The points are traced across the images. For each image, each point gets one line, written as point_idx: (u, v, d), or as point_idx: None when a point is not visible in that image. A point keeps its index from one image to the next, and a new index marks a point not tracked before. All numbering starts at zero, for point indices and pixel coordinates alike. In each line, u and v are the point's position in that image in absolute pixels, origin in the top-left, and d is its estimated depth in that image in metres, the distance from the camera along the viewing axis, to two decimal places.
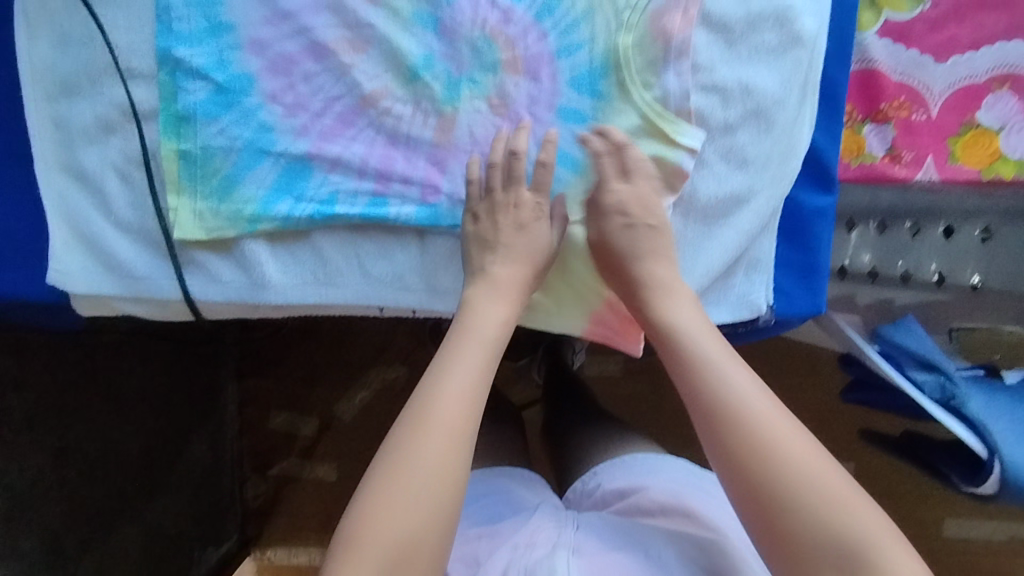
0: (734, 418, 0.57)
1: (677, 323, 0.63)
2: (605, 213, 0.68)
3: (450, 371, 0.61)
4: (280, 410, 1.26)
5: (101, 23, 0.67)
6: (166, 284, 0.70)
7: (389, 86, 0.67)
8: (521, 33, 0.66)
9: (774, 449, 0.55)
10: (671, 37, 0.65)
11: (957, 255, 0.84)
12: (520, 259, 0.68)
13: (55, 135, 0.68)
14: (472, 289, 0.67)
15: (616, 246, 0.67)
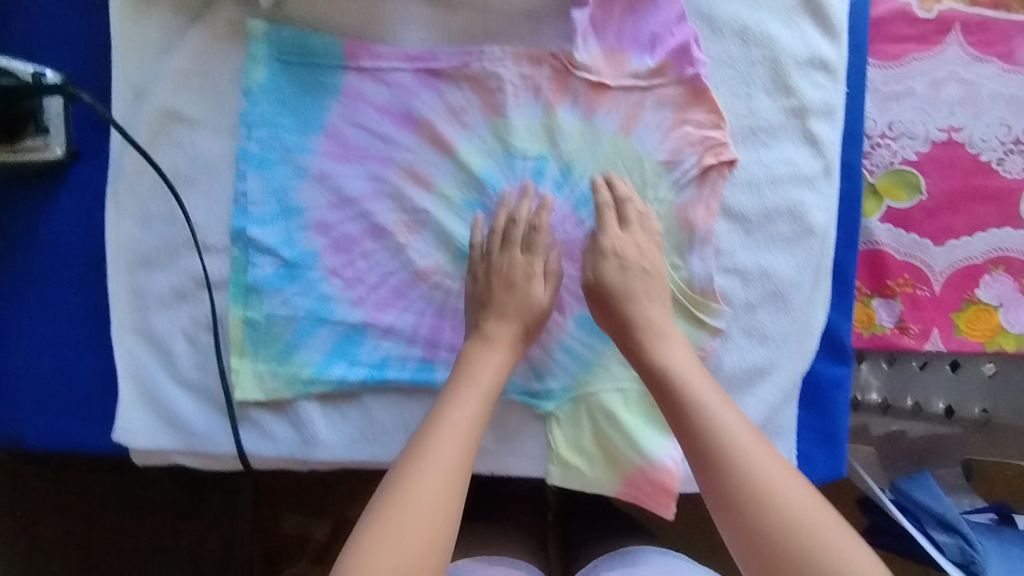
0: (716, 447, 0.57)
1: (667, 366, 0.64)
2: (599, 259, 0.70)
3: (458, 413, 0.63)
4: (292, 511, 1.08)
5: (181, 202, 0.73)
6: (221, 439, 0.74)
7: (440, 263, 0.74)
8: (560, 220, 0.74)
9: (757, 482, 0.55)
10: (695, 227, 0.72)
11: (964, 388, 0.87)
12: (510, 318, 0.70)
13: (132, 301, 0.74)
14: (471, 349, 0.69)
15: (612, 288, 0.68)
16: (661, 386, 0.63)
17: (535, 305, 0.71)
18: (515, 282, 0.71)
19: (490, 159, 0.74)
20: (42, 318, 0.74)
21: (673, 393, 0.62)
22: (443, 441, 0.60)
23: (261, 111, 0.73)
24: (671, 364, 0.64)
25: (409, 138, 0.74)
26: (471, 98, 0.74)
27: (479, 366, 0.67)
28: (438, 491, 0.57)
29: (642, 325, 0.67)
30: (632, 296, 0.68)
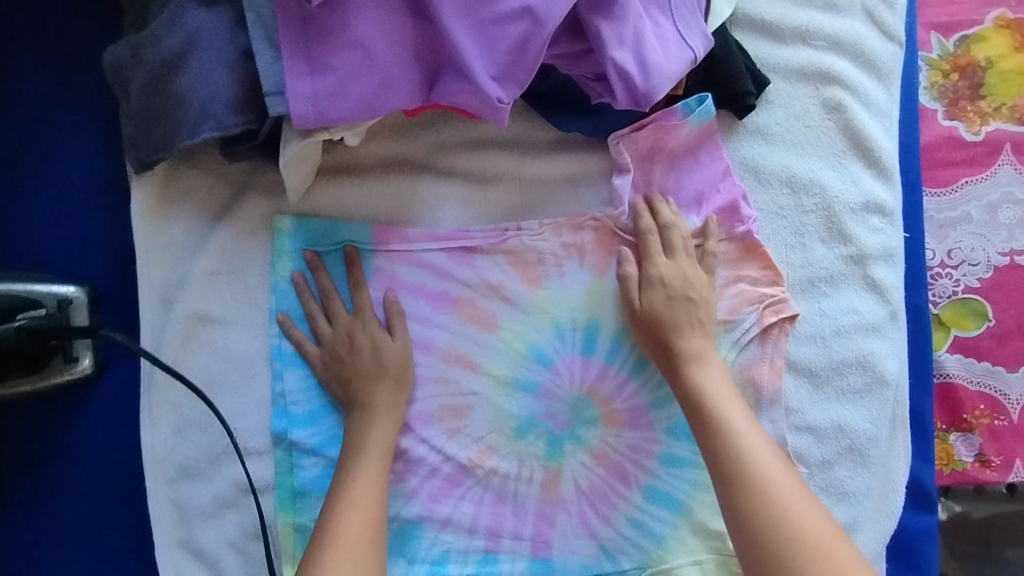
0: (749, 492, 0.60)
1: (705, 392, 0.64)
2: (643, 284, 0.68)
3: (350, 491, 0.64)
4: None
5: (218, 408, 0.70)
6: None
7: (494, 445, 0.71)
8: (617, 389, 0.70)
9: (786, 536, 0.58)
10: (762, 387, 0.68)
11: None
12: (387, 383, 0.68)
13: (173, 514, 0.70)
14: (352, 422, 0.68)
15: (660, 318, 0.66)
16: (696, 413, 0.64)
17: (390, 357, 0.69)
18: (371, 347, 0.68)
19: (537, 332, 0.70)
20: (75, 542, 0.70)
21: (716, 430, 0.63)
22: (340, 550, 0.61)
23: (295, 307, 0.71)
24: (710, 395, 0.64)
25: (449, 319, 0.71)
26: (511, 271, 0.70)
27: (362, 454, 0.66)
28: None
29: (684, 346, 0.66)
30: (684, 332, 0.66)
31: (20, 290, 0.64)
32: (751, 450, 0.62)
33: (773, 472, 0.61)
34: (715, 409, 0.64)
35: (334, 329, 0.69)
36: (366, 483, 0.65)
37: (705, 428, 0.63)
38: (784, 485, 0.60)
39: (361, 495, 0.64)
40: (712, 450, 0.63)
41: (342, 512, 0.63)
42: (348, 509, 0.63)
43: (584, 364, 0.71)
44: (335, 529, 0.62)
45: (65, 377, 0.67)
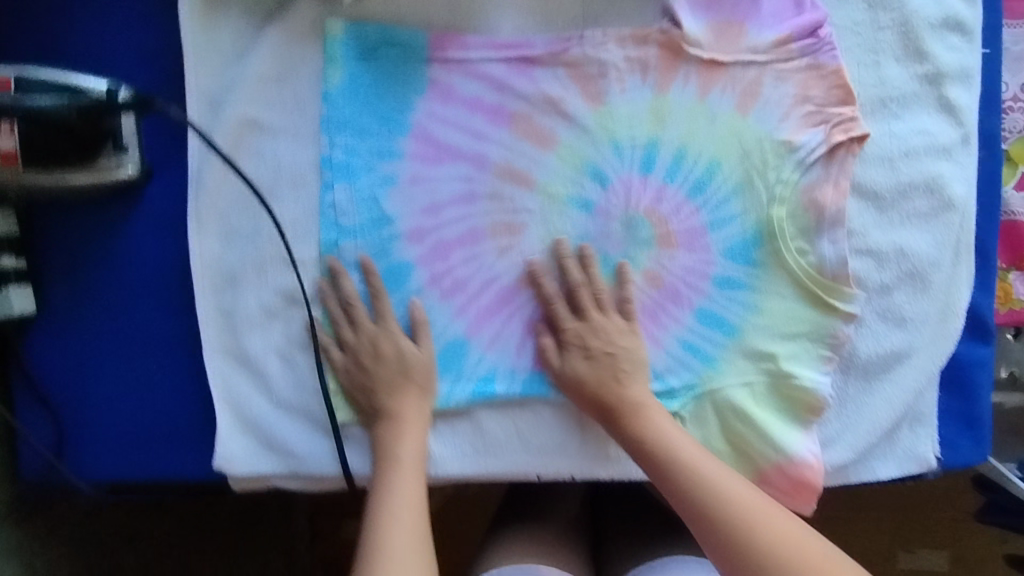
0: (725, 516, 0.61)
1: (658, 442, 0.65)
2: (829, 173, 0.67)
3: (391, 505, 0.64)
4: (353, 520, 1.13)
5: (274, 212, 0.68)
6: (325, 459, 0.70)
7: (548, 264, 0.69)
8: (674, 210, 0.68)
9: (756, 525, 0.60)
10: (824, 209, 0.67)
11: None
12: (404, 391, 0.68)
13: (221, 322, 0.70)
14: (379, 432, 0.67)
15: (752, 191, 0.68)
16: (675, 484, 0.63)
17: (417, 364, 0.68)
18: (397, 356, 0.68)
19: (594, 149, 0.68)
20: (125, 351, 0.70)
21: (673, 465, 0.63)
22: (391, 550, 0.61)
23: (345, 114, 0.68)
24: (667, 445, 0.64)
25: (503, 133, 0.68)
26: (570, 85, 0.67)
27: (398, 463, 0.66)
28: None
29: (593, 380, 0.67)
30: (581, 310, 0.68)
31: (50, 79, 0.60)
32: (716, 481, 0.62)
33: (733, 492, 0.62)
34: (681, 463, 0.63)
35: (358, 335, 0.68)
36: (406, 498, 0.64)
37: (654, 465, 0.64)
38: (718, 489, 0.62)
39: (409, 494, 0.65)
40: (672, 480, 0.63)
41: (391, 512, 0.63)
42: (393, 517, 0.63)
43: (643, 183, 0.68)
44: (383, 522, 0.62)
45: (93, 178, 0.65)
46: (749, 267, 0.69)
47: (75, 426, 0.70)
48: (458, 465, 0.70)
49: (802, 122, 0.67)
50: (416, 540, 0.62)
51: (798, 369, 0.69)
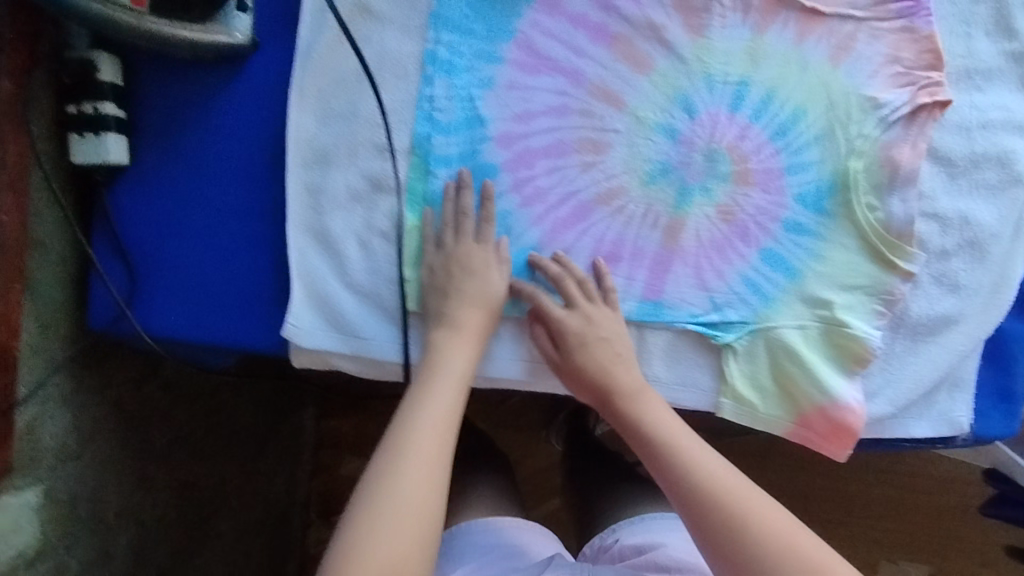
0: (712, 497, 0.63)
1: (649, 422, 0.68)
2: (909, 132, 0.70)
3: (423, 409, 0.65)
4: (353, 456, 1.22)
5: (381, 96, 0.71)
6: (388, 345, 0.73)
7: (627, 185, 0.71)
8: (756, 149, 0.71)
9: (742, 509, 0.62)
10: (899, 167, 0.70)
11: None
12: (477, 305, 0.69)
13: (306, 199, 0.72)
14: (437, 337, 0.68)
15: (828, 141, 0.70)
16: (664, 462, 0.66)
17: (495, 288, 0.69)
18: (483, 275, 0.69)
19: (688, 80, 0.70)
20: (209, 212, 0.72)
21: (665, 450, 0.66)
22: (415, 449, 0.62)
23: (456, 14, 0.71)
24: (660, 427, 0.67)
25: (603, 54, 0.71)
26: (674, 15, 0.70)
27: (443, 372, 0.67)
28: (422, 489, 0.60)
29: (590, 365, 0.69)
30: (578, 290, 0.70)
31: None
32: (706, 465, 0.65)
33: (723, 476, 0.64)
34: (672, 444, 0.66)
35: (456, 243, 0.70)
36: (436, 414, 0.65)
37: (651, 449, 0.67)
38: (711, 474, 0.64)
39: (441, 403, 0.65)
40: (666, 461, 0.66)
41: (421, 417, 0.64)
42: (420, 422, 0.64)
43: (729, 119, 0.70)
44: (412, 426, 0.63)
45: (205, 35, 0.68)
46: (818, 215, 0.71)
47: (149, 278, 0.72)
48: (507, 370, 0.73)
49: (888, 82, 0.70)
50: (437, 449, 0.63)
51: (851, 319, 0.70)
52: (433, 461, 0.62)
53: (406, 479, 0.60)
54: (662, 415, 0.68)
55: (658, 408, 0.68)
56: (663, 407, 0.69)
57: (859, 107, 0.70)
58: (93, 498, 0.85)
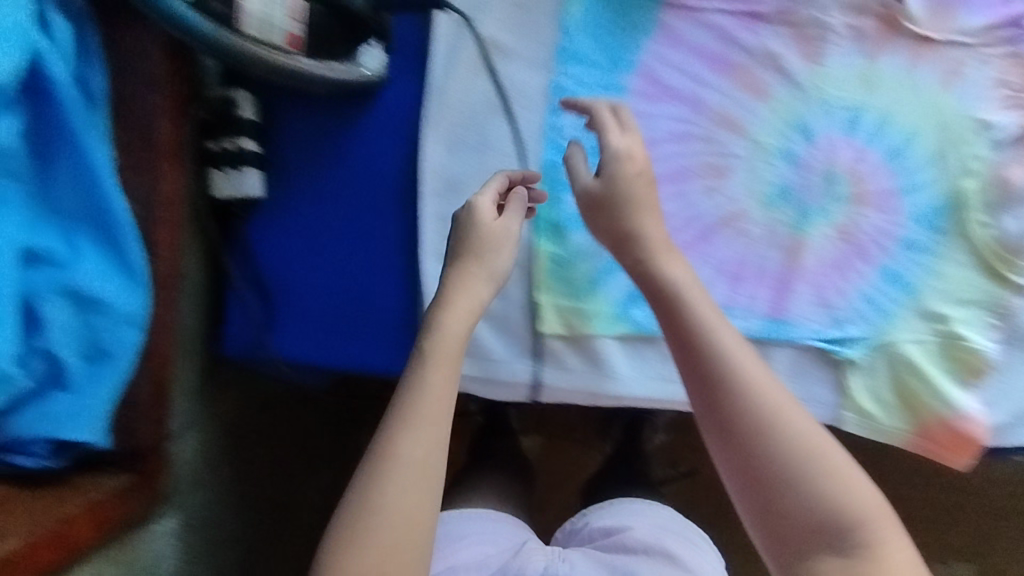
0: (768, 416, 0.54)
1: (676, 284, 0.59)
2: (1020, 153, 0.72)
3: (416, 388, 0.56)
4: None
5: (515, 126, 0.73)
6: (519, 367, 0.75)
7: (749, 208, 0.74)
8: (872, 171, 0.73)
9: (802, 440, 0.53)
10: (1011, 187, 0.72)
11: None
12: (470, 257, 0.62)
13: (439, 228, 0.74)
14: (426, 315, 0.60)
15: (941, 162, 0.73)
16: (686, 343, 0.57)
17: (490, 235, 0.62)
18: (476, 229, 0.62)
19: (806, 106, 0.73)
20: (344, 242, 0.75)
21: (689, 324, 0.57)
22: (408, 437, 0.54)
23: (582, 47, 0.73)
24: (689, 301, 0.58)
25: (723, 82, 0.73)
26: (792, 43, 0.72)
27: (444, 333, 0.58)
28: (411, 479, 0.53)
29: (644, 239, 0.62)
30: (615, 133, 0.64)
31: None
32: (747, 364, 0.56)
33: (767, 387, 0.55)
34: (700, 319, 0.57)
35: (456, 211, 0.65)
36: (432, 413, 0.55)
37: (671, 317, 0.58)
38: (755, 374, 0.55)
39: (438, 395, 0.56)
40: (686, 340, 0.57)
41: (415, 397, 0.56)
42: (408, 426, 0.54)
43: (846, 142, 0.73)
44: (408, 407, 0.55)
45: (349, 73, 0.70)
46: (932, 232, 0.74)
47: (285, 305, 0.75)
48: (632, 389, 0.75)
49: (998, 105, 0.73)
50: (431, 435, 0.55)
51: (968, 333, 0.73)
52: (429, 480, 0.53)
53: (392, 467, 0.53)
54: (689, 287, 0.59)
55: (683, 275, 0.60)
56: (687, 270, 0.61)
57: (971, 129, 0.73)
58: (199, 524, 0.84)
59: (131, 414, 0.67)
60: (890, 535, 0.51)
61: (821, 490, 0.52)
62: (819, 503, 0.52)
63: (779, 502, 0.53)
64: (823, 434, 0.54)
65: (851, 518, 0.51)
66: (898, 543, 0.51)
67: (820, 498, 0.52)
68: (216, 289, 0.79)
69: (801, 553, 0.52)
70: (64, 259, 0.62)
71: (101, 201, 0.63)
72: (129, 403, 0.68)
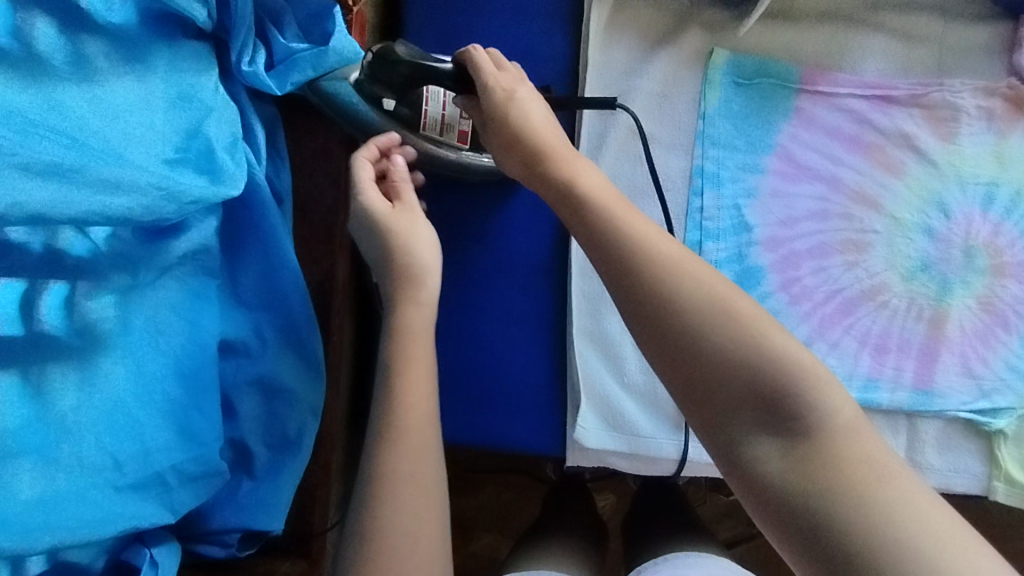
0: (670, 284, 0.47)
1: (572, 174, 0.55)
2: None
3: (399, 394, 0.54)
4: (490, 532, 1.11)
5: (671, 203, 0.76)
6: (665, 443, 0.76)
7: (890, 282, 0.76)
8: (1009, 243, 0.75)
9: (710, 306, 0.46)
10: None
11: None
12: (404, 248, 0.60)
13: (585, 305, 0.77)
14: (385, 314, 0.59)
15: None
16: (591, 231, 0.52)
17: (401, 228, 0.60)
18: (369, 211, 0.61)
19: (941, 182, 0.76)
20: (494, 321, 0.78)
21: (591, 213, 0.52)
22: (408, 445, 0.53)
23: (721, 132, 0.77)
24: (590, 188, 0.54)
25: (858, 161, 0.77)
26: (923, 124, 0.76)
27: (410, 333, 0.57)
28: (416, 487, 0.52)
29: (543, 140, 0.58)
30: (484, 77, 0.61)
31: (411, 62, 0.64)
32: (653, 240, 0.49)
33: (671, 256, 0.48)
34: (601, 205, 0.53)
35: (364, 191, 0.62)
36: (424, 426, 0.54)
37: (571, 208, 0.54)
38: (668, 250, 0.49)
39: (418, 403, 0.54)
40: (586, 228, 0.52)
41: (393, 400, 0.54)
42: (400, 436, 0.53)
43: (982, 216, 0.76)
44: (394, 411, 0.54)
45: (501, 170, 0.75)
46: None
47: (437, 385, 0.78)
48: None
49: None
50: (424, 438, 0.54)
51: None
52: (430, 488, 0.53)
53: (398, 471, 0.52)
54: (591, 177, 0.56)
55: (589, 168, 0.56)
56: (589, 167, 0.57)
57: None
58: None
59: (306, 498, 0.70)
60: (828, 396, 0.43)
61: (748, 366, 0.44)
62: (750, 384, 0.44)
63: (706, 382, 0.45)
64: (723, 288, 0.47)
65: (808, 396, 0.43)
66: (833, 402, 0.43)
67: (748, 364, 0.44)
68: (364, 368, 0.81)
69: (735, 439, 0.44)
70: (254, 348, 0.65)
71: (288, 293, 0.66)
72: (305, 487, 0.69)
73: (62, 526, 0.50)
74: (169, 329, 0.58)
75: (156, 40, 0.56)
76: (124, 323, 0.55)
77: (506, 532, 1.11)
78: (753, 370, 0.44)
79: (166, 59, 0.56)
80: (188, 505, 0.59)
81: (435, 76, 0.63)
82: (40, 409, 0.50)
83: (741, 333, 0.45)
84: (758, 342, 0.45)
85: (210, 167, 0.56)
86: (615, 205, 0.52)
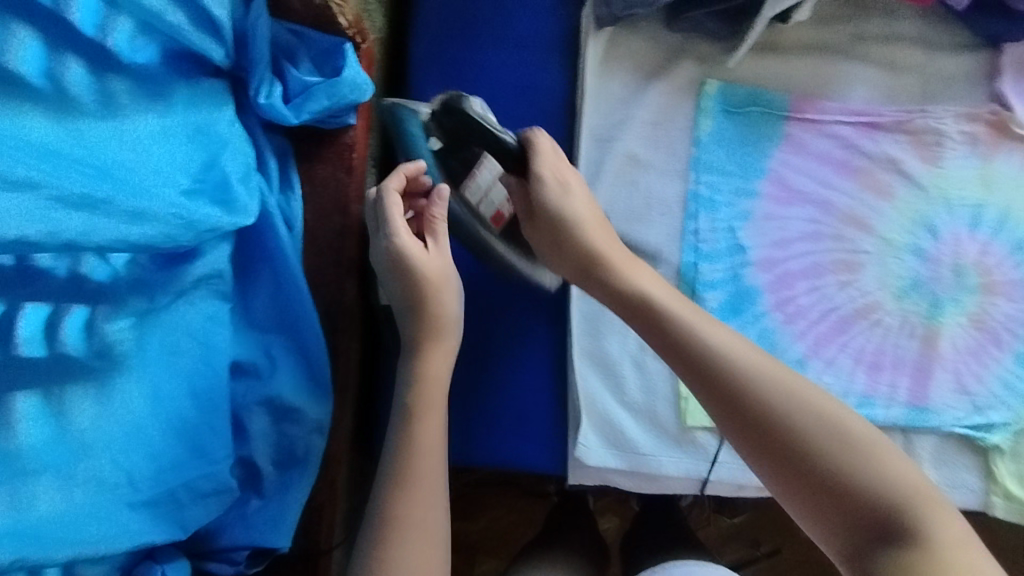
0: (774, 410, 0.52)
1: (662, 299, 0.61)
2: None
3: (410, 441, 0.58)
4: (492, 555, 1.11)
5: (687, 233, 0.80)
6: (665, 460, 0.78)
7: (883, 301, 0.78)
8: (998, 263, 0.77)
9: (818, 429, 0.51)
10: None
11: None
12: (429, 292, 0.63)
13: (584, 325, 0.79)
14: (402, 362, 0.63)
15: None
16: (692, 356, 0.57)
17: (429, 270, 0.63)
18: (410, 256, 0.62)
19: (928, 205, 0.78)
20: (496, 342, 0.80)
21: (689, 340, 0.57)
22: (416, 490, 0.56)
23: (714, 157, 0.80)
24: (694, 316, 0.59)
25: (848, 185, 0.79)
26: (909, 149, 0.79)
27: (426, 381, 0.61)
28: (422, 534, 0.55)
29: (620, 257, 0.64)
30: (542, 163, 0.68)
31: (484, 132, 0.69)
32: (761, 368, 0.54)
33: (779, 383, 0.53)
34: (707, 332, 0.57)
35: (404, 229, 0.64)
36: (430, 459, 0.58)
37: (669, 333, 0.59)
38: (774, 377, 0.54)
39: (429, 451, 0.58)
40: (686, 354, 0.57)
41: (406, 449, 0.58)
42: (411, 482, 0.57)
43: (970, 236, 0.78)
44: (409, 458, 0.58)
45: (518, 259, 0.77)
46: None
47: None
48: None
49: None
50: (433, 485, 0.57)
51: None
52: (435, 537, 0.56)
53: (406, 517, 0.55)
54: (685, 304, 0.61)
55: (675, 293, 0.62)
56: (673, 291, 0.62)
57: None
58: None
59: (311, 516, 0.71)
60: (938, 513, 0.47)
61: (858, 484, 0.49)
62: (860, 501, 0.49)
63: (825, 498, 0.50)
64: (832, 413, 0.52)
65: (914, 509, 0.47)
66: (943, 519, 0.47)
67: (859, 482, 0.49)
68: (369, 388, 0.83)
69: (856, 550, 0.48)
70: (263, 369, 0.67)
71: (298, 315, 0.68)
72: (312, 506, 0.71)
73: (79, 540, 0.52)
74: (184, 350, 0.61)
75: (176, 77, 0.60)
76: (141, 345, 0.58)
77: (508, 555, 1.11)
78: (867, 491, 0.49)
79: (185, 94, 0.60)
80: (199, 522, 0.61)
81: (486, 140, 0.69)
82: (61, 428, 0.52)
83: (851, 455, 0.50)
84: (865, 463, 0.49)
85: (223, 197, 0.60)
86: (726, 333, 0.57)
